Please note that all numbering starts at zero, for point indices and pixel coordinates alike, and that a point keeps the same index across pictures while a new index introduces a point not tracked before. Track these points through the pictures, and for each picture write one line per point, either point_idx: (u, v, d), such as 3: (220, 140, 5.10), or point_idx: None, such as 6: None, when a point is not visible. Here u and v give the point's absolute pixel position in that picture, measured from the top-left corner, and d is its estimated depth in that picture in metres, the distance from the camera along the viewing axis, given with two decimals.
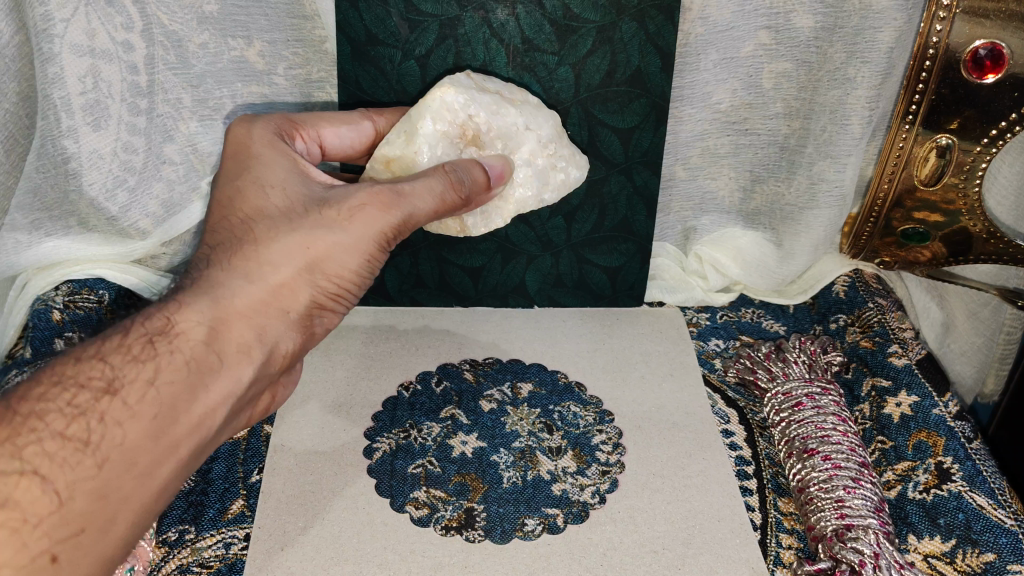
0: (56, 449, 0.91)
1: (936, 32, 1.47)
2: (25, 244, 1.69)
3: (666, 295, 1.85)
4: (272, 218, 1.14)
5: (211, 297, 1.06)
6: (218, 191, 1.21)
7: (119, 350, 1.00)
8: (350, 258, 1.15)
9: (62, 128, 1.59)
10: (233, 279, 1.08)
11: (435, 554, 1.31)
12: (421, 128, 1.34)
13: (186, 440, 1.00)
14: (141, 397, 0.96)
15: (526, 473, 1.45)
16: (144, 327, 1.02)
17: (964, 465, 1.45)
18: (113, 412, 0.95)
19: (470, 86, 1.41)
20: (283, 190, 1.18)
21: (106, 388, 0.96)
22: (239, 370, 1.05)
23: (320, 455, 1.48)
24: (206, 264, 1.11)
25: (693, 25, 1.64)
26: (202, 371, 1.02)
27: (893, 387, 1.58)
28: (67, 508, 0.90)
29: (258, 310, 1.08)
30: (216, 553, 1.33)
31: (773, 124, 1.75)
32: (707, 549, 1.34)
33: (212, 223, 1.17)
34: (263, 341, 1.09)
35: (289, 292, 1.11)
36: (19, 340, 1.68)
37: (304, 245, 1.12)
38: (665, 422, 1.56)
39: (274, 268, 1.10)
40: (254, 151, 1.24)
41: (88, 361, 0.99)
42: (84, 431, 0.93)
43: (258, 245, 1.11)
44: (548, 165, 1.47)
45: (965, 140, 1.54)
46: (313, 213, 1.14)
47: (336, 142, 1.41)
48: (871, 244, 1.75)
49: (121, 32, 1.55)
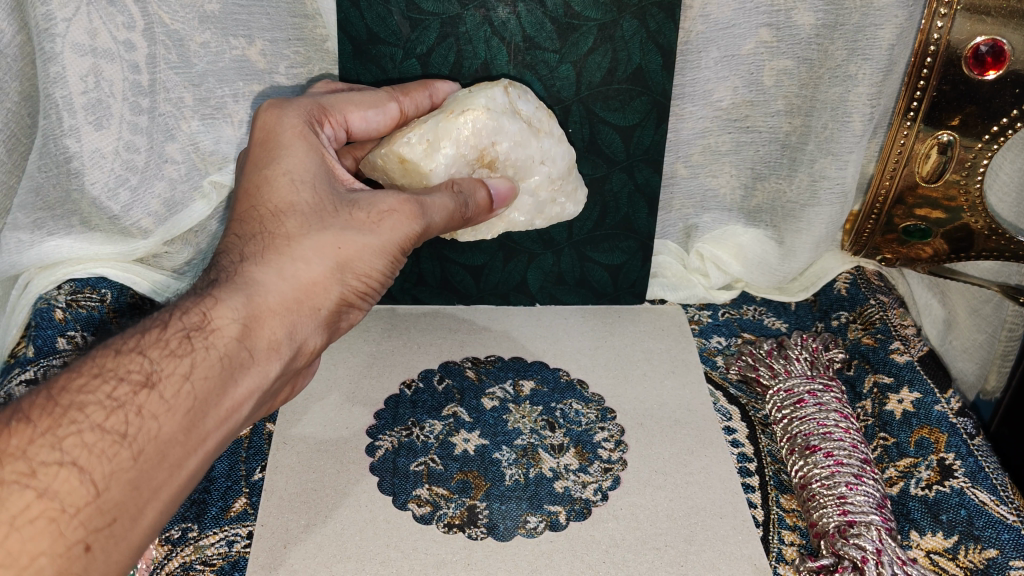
0: (94, 440, 0.93)
1: (937, 28, 1.48)
2: (28, 243, 1.68)
3: (667, 293, 1.85)
4: (303, 215, 1.17)
5: (246, 294, 1.10)
6: (246, 180, 1.22)
7: (156, 345, 1.03)
8: (377, 259, 1.20)
9: (64, 127, 1.60)
10: (266, 274, 1.13)
11: (437, 552, 1.32)
12: (444, 147, 1.35)
13: (213, 434, 1.03)
14: (177, 391, 1.00)
15: (528, 471, 1.45)
16: (181, 321, 1.05)
17: (966, 461, 1.45)
18: (150, 405, 0.97)
19: (504, 108, 1.40)
20: (313, 185, 1.20)
21: (144, 381, 0.99)
22: (267, 366, 1.10)
23: (323, 453, 1.48)
24: (239, 257, 1.14)
25: (693, 23, 1.64)
26: (234, 367, 1.06)
27: (896, 384, 1.58)
28: (103, 498, 0.92)
29: (289, 307, 1.13)
30: (219, 551, 1.33)
31: (774, 122, 1.75)
32: (710, 546, 1.34)
33: (240, 213, 1.19)
34: (292, 339, 1.13)
35: (319, 290, 1.16)
36: (21, 340, 1.67)
37: (335, 244, 1.16)
38: (667, 419, 1.56)
39: (307, 266, 1.15)
40: (284, 142, 1.23)
41: (128, 354, 1.01)
42: (122, 424, 0.95)
43: (290, 242, 1.15)
44: (549, 199, 1.53)
45: (966, 137, 1.54)
46: (343, 214, 1.19)
47: (363, 126, 1.39)
48: (872, 241, 1.75)
49: (122, 31, 1.56)
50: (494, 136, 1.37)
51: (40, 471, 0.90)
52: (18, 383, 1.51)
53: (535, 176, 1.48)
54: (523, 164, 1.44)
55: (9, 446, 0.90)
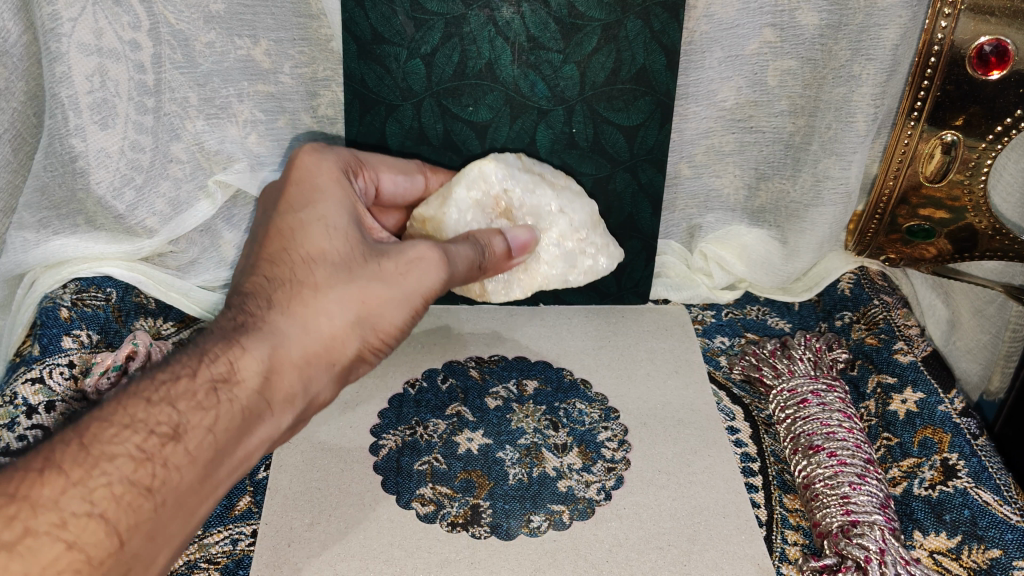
0: (122, 493, 0.97)
1: (941, 28, 1.48)
2: (34, 242, 1.69)
3: (671, 293, 1.86)
4: (333, 265, 1.20)
5: (271, 344, 1.13)
6: (279, 221, 1.26)
7: (184, 394, 1.05)
8: (397, 312, 1.23)
9: (69, 127, 1.59)
10: (290, 324, 1.16)
11: (442, 551, 1.32)
12: (455, 194, 1.46)
13: (223, 480, 1.08)
14: (199, 444, 1.04)
15: (532, 470, 1.45)
16: (208, 370, 1.08)
17: (970, 461, 1.45)
18: (175, 457, 1.01)
19: (515, 165, 1.51)
20: (344, 234, 1.24)
21: (172, 434, 1.02)
22: (281, 417, 1.14)
23: (328, 452, 1.48)
24: (267, 302, 1.17)
25: (698, 22, 1.64)
26: (252, 420, 1.10)
27: (899, 384, 1.59)
28: (123, 548, 0.97)
29: (309, 358, 1.16)
30: (223, 549, 1.34)
31: (779, 122, 1.76)
32: (713, 545, 1.34)
33: (271, 254, 1.22)
34: (307, 391, 1.16)
35: (338, 343, 1.19)
36: (27, 338, 1.67)
37: (358, 297, 1.19)
38: (671, 418, 1.56)
39: (329, 316, 1.18)
40: (321, 187, 1.30)
41: (157, 403, 1.03)
42: (148, 477, 0.99)
43: (316, 292, 1.18)
44: (577, 249, 1.52)
45: (970, 137, 1.53)
46: (369, 265, 1.22)
47: (391, 188, 1.48)
48: (877, 241, 1.75)
49: (127, 31, 1.56)
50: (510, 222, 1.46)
51: (70, 522, 0.93)
52: (23, 382, 1.50)
53: (559, 224, 1.50)
54: (541, 212, 1.48)
55: (41, 495, 0.93)
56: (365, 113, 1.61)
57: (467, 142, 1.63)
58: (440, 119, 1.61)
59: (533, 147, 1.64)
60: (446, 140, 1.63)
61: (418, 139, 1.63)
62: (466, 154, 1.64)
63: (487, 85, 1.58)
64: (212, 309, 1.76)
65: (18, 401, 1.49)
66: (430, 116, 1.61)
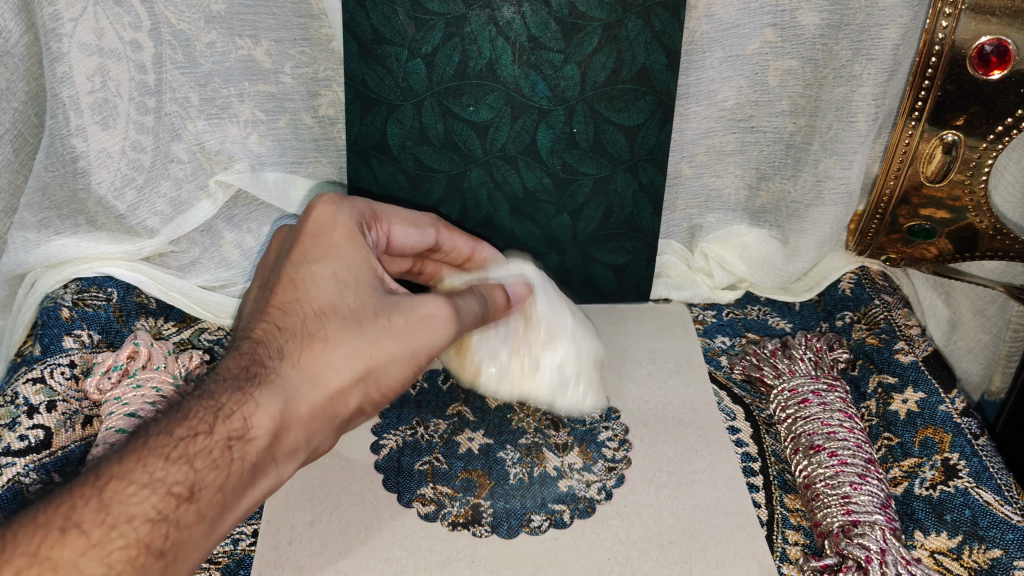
0: (134, 556, 0.89)
1: (942, 28, 1.48)
2: (34, 242, 1.69)
3: (672, 293, 1.85)
4: (344, 319, 1.15)
5: (283, 398, 1.06)
6: (287, 269, 1.19)
7: (200, 449, 0.97)
8: (400, 370, 1.18)
9: (70, 127, 1.60)
10: (300, 378, 1.09)
11: (443, 550, 1.32)
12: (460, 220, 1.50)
13: (223, 535, 1.01)
14: (210, 502, 0.96)
15: (533, 469, 1.45)
16: (224, 424, 1.00)
17: (971, 461, 1.45)
18: (186, 518, 0.94)
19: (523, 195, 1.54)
20: (355, 290, 1.18)
21: (187, 495, 0.94)
22: (282, 469, 1.08)
23: (332, 451, 1.49)
24: (277, 353, 1.10)
25: (698, 22, 1.64)
26: (257, 477, 1.03)
27: (899, 384, 1.59)
28: None
29: (317, 414, 1.10)
30: (225, 548, 1.34)
31: (780, 122, 1.76)
32: (714, 544, 1.34)
33: (279, 304, 1.15)
34: (308, 446, 1.11)
35: (343, 397, 1.13)
36: (28, 338, 1.67)
37: (368, 353, 1.14)
38: (673, 417, 1.57)
39: (338, 371, 1.12)
40: (335, 236, 1.22)
41: (174, 459, 0.95)
42: (161, 540, 0.91)
43: (326, 346, 1.12)
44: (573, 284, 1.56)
45: (971, 136, 1.53)
46: (381, 319, 1.17)
47: (400, 240, 1.41)
48: (877, 241, 1.75)
49: (129, 31, 1.56)
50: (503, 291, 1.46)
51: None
52: (23, 382, 1.50)
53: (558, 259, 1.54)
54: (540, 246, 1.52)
55: (59, 556, 0.85)
56: (365, 114, 1.61)
57: (467, 142, 1.63)
58: (440, 119, 1.61)
59: (534, 147, 1.64)
60: (446, 140, 1.63)
61: (418, 139, 1.63)
62: (466, 154, 1.64)
63: (488, 85, 1.58)
64: (213, 309, 1.74)
65: (19, 401, 1.48)
66: (431, 116, 1.61)
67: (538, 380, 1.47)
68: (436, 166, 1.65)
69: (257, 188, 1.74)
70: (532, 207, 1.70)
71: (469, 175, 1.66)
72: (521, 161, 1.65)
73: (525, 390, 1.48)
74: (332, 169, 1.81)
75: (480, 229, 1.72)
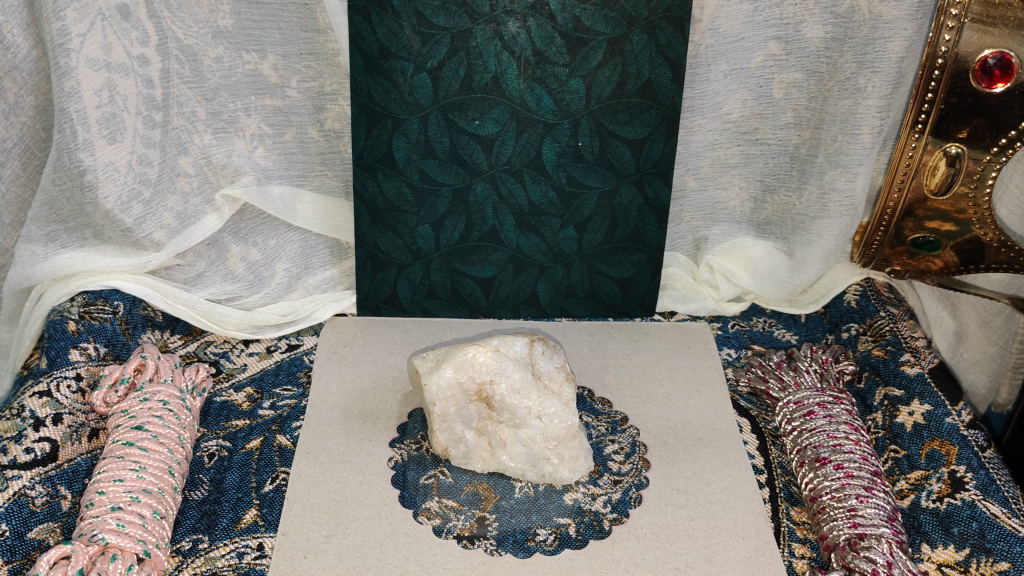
0: None
1: (945, 41, 1.50)
2: (41, 255, 1.69)
3: (677, 305, 1.85)
4: None
5: None
6: None
7: None
8: None
9: (78, 141, 1.62)
10: None
11: (457, 567, 1.32)
12: None
13: None
14: None
15: (539, 484, 1.44)
16: None
17: (977, 474, 1.45)
18: None
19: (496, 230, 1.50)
20: None
21: None
22: None
23: (346, 465, 1.49)
24: None
25: (703, 35, 1.66)
26: None
27: (906, 396, 1.58)
28: None
29: None
30: (229, 563, 1.32)
31: (784, 134, 1.77)
32: (730, 567, 1.34)
33: None
34: None
35: None
36: (34, 351, 1.67)
37: None
38: (691, 437, 1.56)
39: None
40: None
41: None
42: None
43: None
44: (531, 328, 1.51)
45: (975, 149, 1.54)
46: None
47: None
48: (882, 252, 1.73)
49: (136, 46, 1.60)
50: (494, 373, 1.40)
51: None
52: (29, 395, 1.49)
53: None
54: None
55: None
56: (371, 128, 1.61)
57: (473, 155, 1.63)
58: (446, 133, 1.61)
59: (539, 161, 1.64)
60: (452, 153, 1.63)
61: (423, 152, 1.63)
62: (472, 166, 1.64)
63: (492, 99, 1.59)
64: (218, 320, 1.75)
65: (25, 414, 1.47)
66: (436, 129, 1.61)
67: (508, 457, 1.42)
68: (441, 179, 1.66)
69: (264, 202, 1.76)
70: (537, 219, 1.70)
71: (475, 188, 1.66)
72: (526, 174, 1.65)
73: (495, 466, 1.44)
74: (338, 182, 1.79)
75: (486, 241, 1.72)
